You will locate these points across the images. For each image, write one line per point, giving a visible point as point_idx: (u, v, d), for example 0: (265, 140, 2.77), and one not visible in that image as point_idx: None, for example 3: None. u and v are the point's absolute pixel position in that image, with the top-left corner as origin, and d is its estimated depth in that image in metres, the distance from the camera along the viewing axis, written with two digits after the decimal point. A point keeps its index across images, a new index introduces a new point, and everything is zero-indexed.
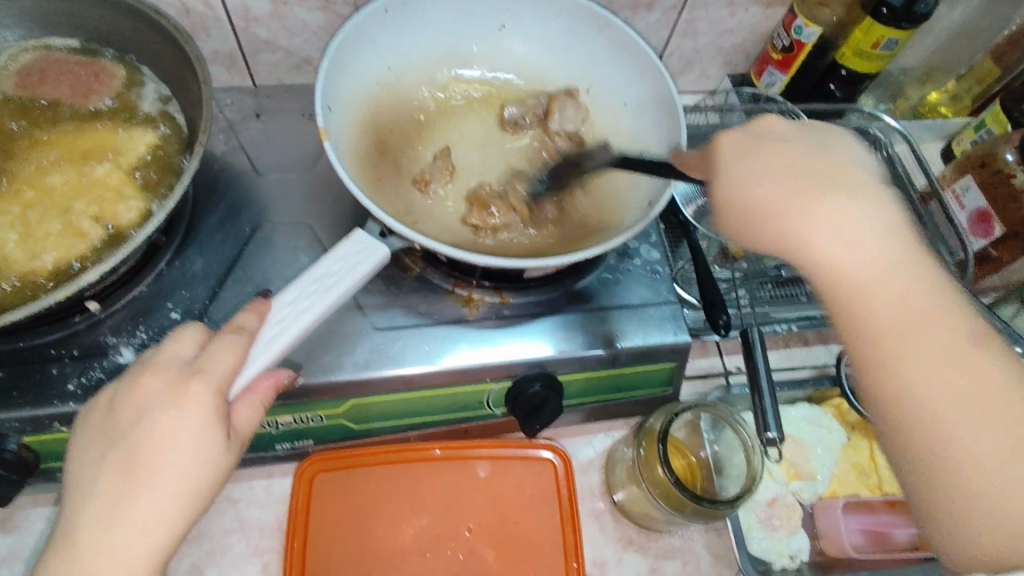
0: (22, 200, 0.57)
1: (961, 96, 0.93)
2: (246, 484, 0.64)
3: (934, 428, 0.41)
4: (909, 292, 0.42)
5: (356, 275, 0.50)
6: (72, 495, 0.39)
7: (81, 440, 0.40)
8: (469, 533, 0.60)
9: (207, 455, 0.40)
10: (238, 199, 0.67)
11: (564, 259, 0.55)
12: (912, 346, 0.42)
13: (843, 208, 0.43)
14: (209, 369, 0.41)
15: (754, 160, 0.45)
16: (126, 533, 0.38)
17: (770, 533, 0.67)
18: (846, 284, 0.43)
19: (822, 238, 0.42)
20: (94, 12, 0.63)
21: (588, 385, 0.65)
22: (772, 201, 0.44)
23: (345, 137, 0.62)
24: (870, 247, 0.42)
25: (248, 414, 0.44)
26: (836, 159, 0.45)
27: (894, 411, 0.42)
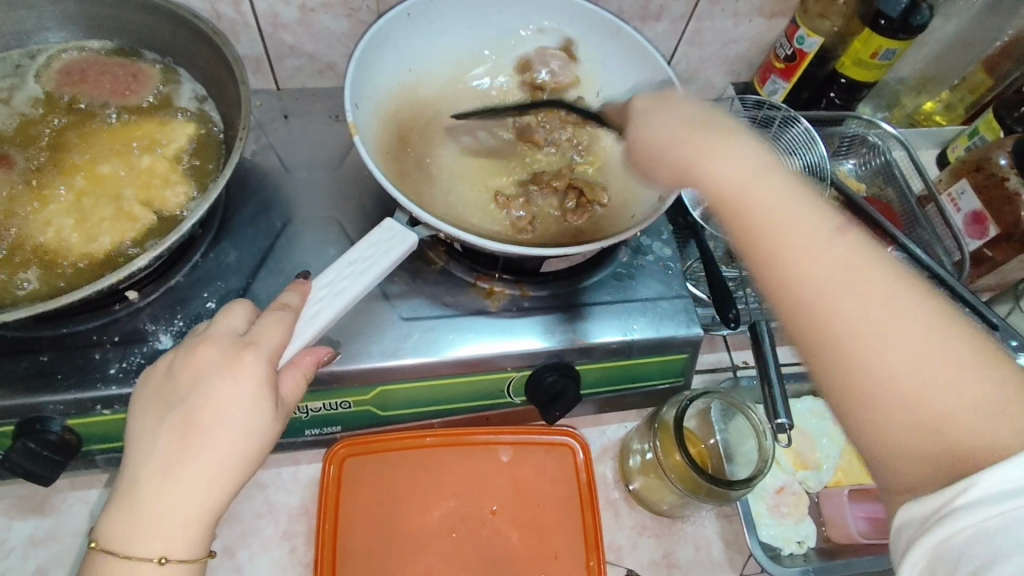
0: (75, 188, 0.60)
1: (955, 105, 0.98)
2: (275, 470, 0.66)
3: (853, 340, 0.42)
4: (776, 193, 0.46)
5: (390, 259, 0.53)
6: (132, 457, 0.41)
7: (140, 406, 0.43)
8: (492, 515, 0.63)
9: (258, 421, 0.42)
10: (268, 196, 0.69)
11: (583, 249, 0.58)
12: (805, 267, 0.44)
13: (717, 142, 0.49)
14: (259, 341, 0.44)
15: (659, 110, 0.54)
16: (183, 492, 0.40)
17: (778, 519, 0.70)
18: (728, 198, 0.47)
19: (724, 166, 0.48)
20: (135, 16, 0.66)
21: (604, 375, 0.68)
22: (662, 132, 0.52)
23: (370, 132, 0.66)
24: (757, 170, 0.48)
25: (292, 387, 0.47)
26: (719, 114, 0.52)
27: (807, 322, 0.44)
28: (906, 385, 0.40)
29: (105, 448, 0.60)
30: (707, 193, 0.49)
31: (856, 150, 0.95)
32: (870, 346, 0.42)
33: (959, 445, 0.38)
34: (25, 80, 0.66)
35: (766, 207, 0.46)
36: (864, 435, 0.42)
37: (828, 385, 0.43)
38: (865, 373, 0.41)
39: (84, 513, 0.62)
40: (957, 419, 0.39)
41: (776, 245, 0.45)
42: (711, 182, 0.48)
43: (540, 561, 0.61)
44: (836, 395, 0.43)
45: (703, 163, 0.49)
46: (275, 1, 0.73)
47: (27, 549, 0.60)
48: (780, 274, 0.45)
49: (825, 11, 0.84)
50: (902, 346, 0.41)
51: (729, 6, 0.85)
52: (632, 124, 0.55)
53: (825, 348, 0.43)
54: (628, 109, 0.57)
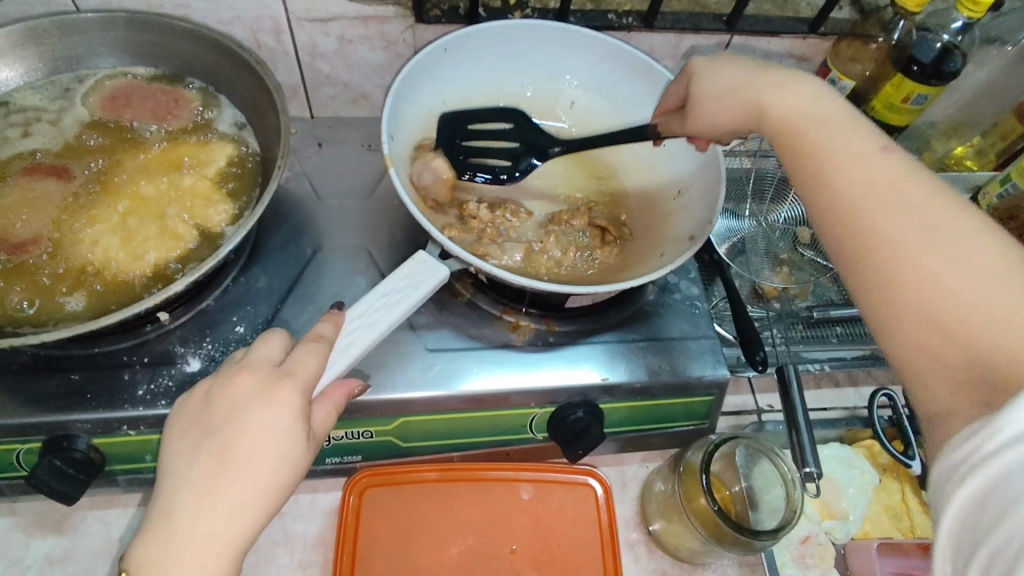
0: (120, 209, 0.62)
1: (986, 151, 0.96)
2: (292, 497, 0.66)
3: (893, 262, 0.43)
4: (833, 121, 0.50)
5: (422, 293, 0.53)
6: (164, 485, 0.41)
7: (174, 433, 0.43)
8: (512, 554, 0.61)
9: (290, 453, 0.42)
10: (300, 222, 0.70)
11: (614, 287, 0.58)
12: (860, 184, 0.46)
13: (775, 79, 0.54)
14: (295, 371, 0.44)
15: (711, 64, 0.58)
16: (212, 521, 0.40)
17: (804, 571, 0.68)
18: (790, 124, 0.52)
19: (782, 85, 0.53)
20: (183, 44, 0.68)
21: (630, 414, 0.67)
22: (735, 83, 0.55)
23: (405, 163, 0.66)
24: (815, 108, 0.51)
25: (323, 418, 0.47)
26: (777, 64, 0.56)
27: (843, 232, 0.46)
28: (915, 275, 0.42)
29: (127, 469, 0.60)
30: (768, 126, 0.53)
31: None
32: (874, 238, 0.45)
33: (992, 339, 0.38)
34: (71, 104, 0.67)
35: (831, 138, 0.49)
36: (898, 351, 0.43)
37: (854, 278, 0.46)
38: (882, 267, 0.44)
39: (103, 534, 0.62)
40: (988, 307, 0.39)
41: (804, 150, 0.50)
42: (761, 106, 0.54)
43: None
44: (875, 297, 0.44)
45: (766, 96, 0.53)
46: (316, 32, 0.75)
47: (44, 569, 0.60)
48: (808, 165, 0.50)
49: (857, 55, 0.85)
50: (914, 236, 0.43)
51: (760, 47, 0.85)
52: (695, 77, 0.58)
53: (855, 252, 0.45)
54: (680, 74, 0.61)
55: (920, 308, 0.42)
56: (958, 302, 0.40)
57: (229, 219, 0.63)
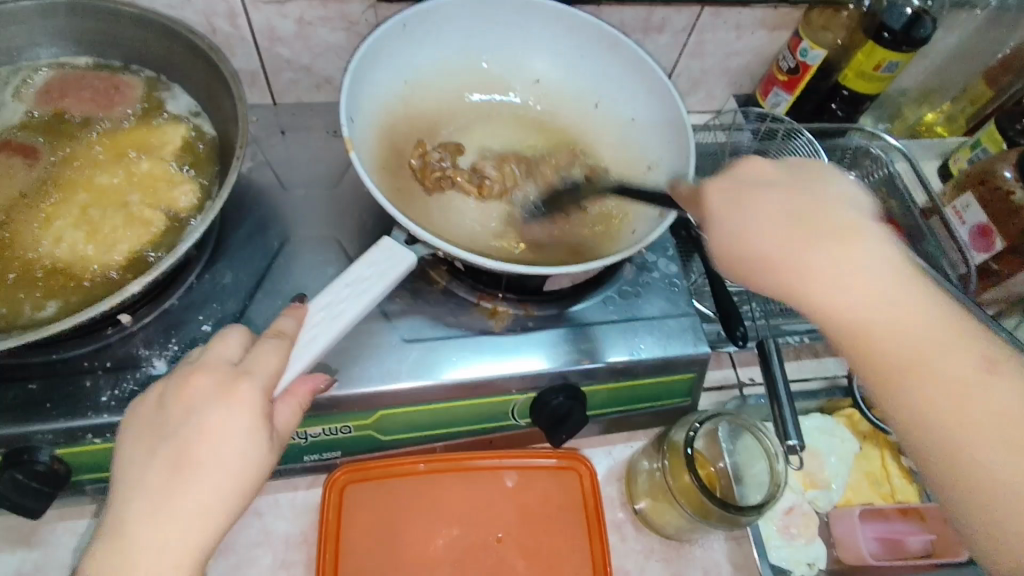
0: (77, 202, 0.59)
1: (956, 117, 0.97)
2: (272, 497, 0.64)
3: (978, 488, 0.41)
4: (913, 304, 0.44)
5: (387, 281, 0.51)
6: (121, 493, 0.40)
7: (129, 438, 0.42)
8: (498, 543, 0.61)
9: (252, 455, 0.41)
10: (266, 214, 0.68)
11: (585, 266, 0.57)
12: (963, 399, 0.42)
13: (828, 241, 0.45)
14: (254, 370, 0.43)
15: (739, 207, 0.48)
16: (173, 530, 0.39)
17: (788, 541, 0.68)
18: (869, 332, 0.44)
19: (817, 262, 0.45)
20: (127, 30, 0.64)
21: (611, 396, 0.66)
22: (762, 242, 0.47)
23: (366, 145, 0.64)
24: (857, 270, 0.45)
25: (286, 416, 0.46)
26: (817, 201, 0.47)
27: (931, 459, 0.43)
28: (972, 458, 0.41)
29: (96, 478, 0.58)
30: (818, 318, 0.46)
31: (860, 162, 0.94)
32: (933, 425, 0.43)
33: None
34: (4, 101, 0.64)
35: (888, 312, 0.44)
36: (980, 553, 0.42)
37: (933, 478, 0.44)
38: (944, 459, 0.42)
39: (74, 545, 0.60)
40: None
41: (876, 348, 0.44)
42: (808, 305, 0.46)
43: None
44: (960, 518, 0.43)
45: (811, 281, 0.45)
46: (272, 14, 0.72)
47: None
48: (880, 362, 0.44)
49: (827, 23, 0.84)
50: (965, 435, 0.42)
51: (731, 18, 0.84)
52: (716, 219, 0.49)
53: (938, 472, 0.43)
54: (698, 197, 0.51)
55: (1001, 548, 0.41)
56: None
57: (190, 207, 0.60)
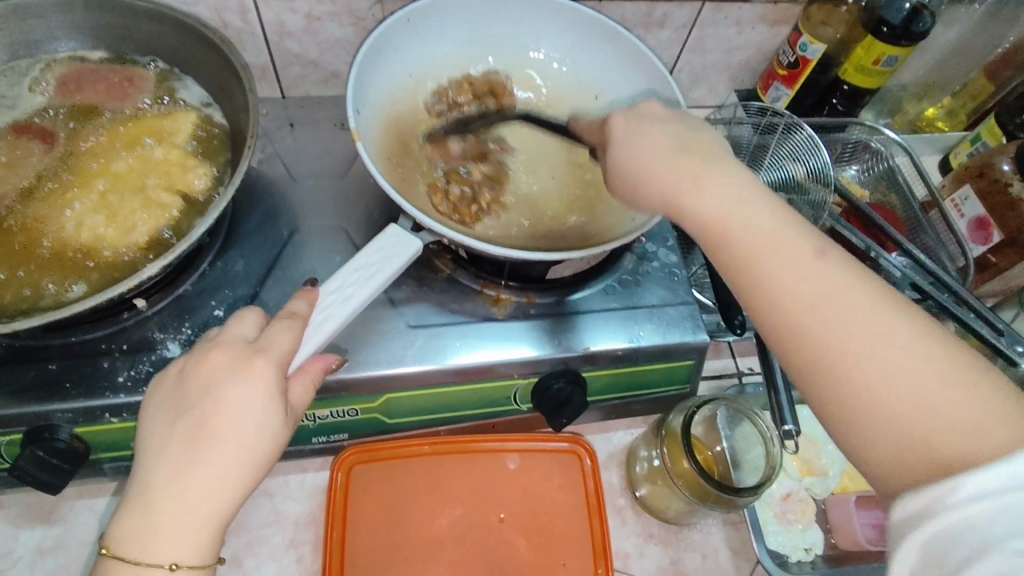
0: (95, 189, 0.61)
1: (956, 112, 0.98)
2: (281, 479, 0.66)
3: (851, 385, 0.41)
4: (762, 217, 0.47)
5: (393, 266, 0.53)
6: (143, 462, 0.42)
7: (151, 410, 0.44)
8: (500, 522, 0.62)
9: (267, 428, 0.43)
10: (275, 204, 0.70)
11: (587, 253, 0.58)
12: (793, 294, 0.44)
13: (699, 166, 0.49)
14: (269, 348, 0.45)
15: (635, 131, 0.53)
16: (192, 497, 0.40)
17: (786, 526, 0.70)
18: (716, 230, 0.47)
19: (703, 181, 0.49)
20: (142, 25, 0.66)
21: (610, 382, 0.68)
22: (640, 164, 0.51)
23: (373, 137, 0.66)
24: (732, 186, 0.48)
25: (300, 393, 0.48)
26: (702, 134, 0.52)
27: (799, 358, 0.44)
28: (859, 353, 0.41)
29: (113, 457, 0.60)
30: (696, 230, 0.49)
31: (859, 156, 0.96)
32: (796, 322, 0.44)
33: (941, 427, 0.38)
34: (23, 93, 0.66)
35: (748, 219, 0.47)
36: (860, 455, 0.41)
37: (803, 377, 0.44)
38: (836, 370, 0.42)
39: (91, 523, 0.62)
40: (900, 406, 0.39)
41: (760, 263, 0.45)
42: (698, 217, 0.48)
43: (548, 569, 0.61)
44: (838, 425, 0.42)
45: (686, 193, 0.48)
46: (282, 10, 0.74)
47: (35, 559, 0.60)
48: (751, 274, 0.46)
49: (827, 18, 0.85)
50: (846, 332, 0.42)
51: (732, 13, 0.85)
52: (613, 142, 0.54)
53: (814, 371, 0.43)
54: (605, 127, 0.57)
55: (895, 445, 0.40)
56: (926, 433, 0.38)
57: (202, 191, 0.62)
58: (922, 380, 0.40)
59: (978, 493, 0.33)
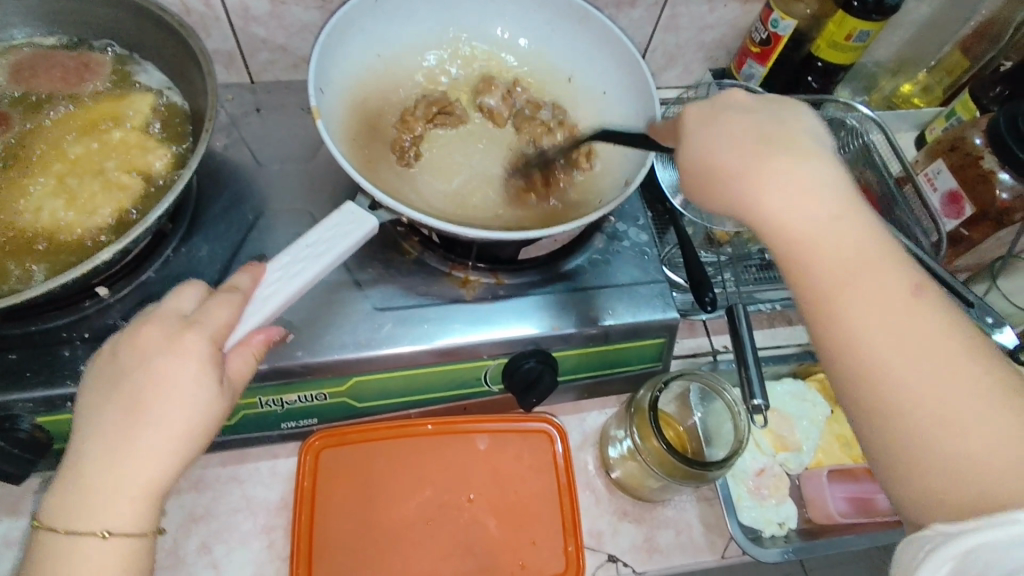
0: (52, 175, 0.60)
1: (932, 87, 0.98)
2: (252, 465, 0.66)
3: (925, 419, 0.39)
4: (858, 236, 0.43)
5: (346, 241, 0.53)
6: (82, 434, 0.43)
7: (88, 384, 0.45)
8: (469, 502, 0.63)
9: (200, 400, 0.44)
10: (241, 189, 0.69)
11: (547, 231, 0.57)
12: (884, 324, 0.41)
13: (771, 163, 0.45)
14: (204, 320, 0.46)
15: (712, 128, 0.48)
16: (126, 466, 0.42)
17: (759, 501, 0.70)
18: (795, 240, 0.44)
19: (771, 179, 0.44)
20: (99, 9, 0.65)
21: (581, 362, 0.68)
22: (708, 158, 0.47)
23: (336, 118, 0.65)
24: (800, 187, 0.44)
25: (241, 365, 0.48)
26: (786, 127, 0.47)
27: (858, 386, 0.42)
28: (904, 388, 0.40)
29: None
30: (768, 237, 0.45)
31: (835, 133, 0.96)
32: (858, 340, 0.42)
33: (988, 465, 0.37)
34: None
35: (819, 234, 0.43)
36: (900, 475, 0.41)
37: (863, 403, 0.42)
38: (877, 391, 0.41)
39: None
40: (971, 448, 0.38)
41: (813, 261, 0.43)
42: (761, 221, 0.45)
43: (516, 547, 0.61)
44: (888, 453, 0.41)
45: (753, 186, 0.45)
46: None
47: (1, 551, 0.59)
48: (821, 295, 0.43)
49: None
50: (910, 372, 0.40)
51: None
52: (684, 142, 0.49)
53: (874, 398, 0.41)
54: (679, 125, 0.51)
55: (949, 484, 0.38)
56: (976, 475, 0.37)
57: (161, 173, 0.62)
58: (979, 426, 0.38)
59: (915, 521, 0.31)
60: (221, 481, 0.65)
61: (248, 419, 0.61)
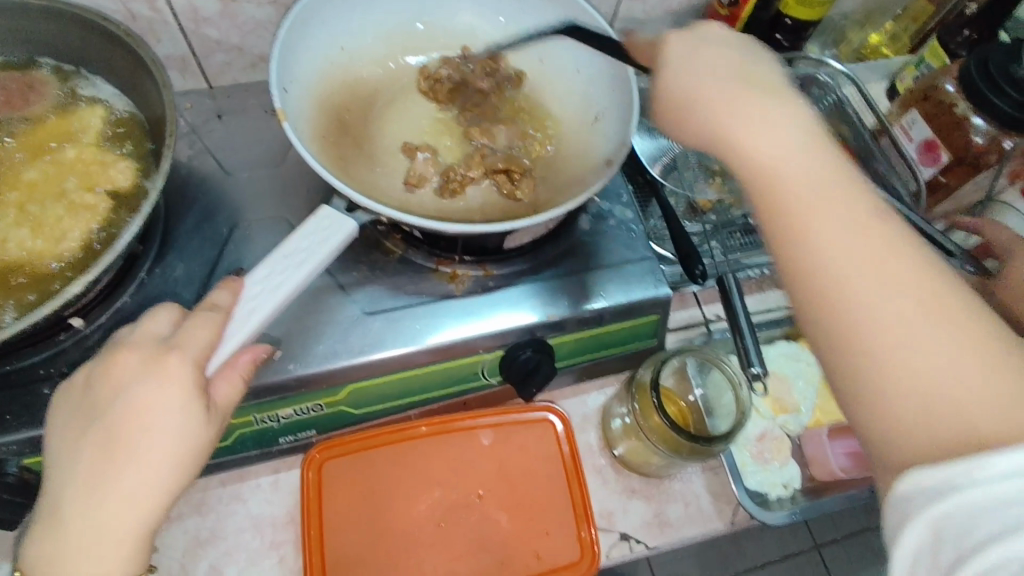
0: (9, 205, 0.57)
1: (899, 36, 0.98)
2: (254, 483, 0.65)
3: (885, 358, 0.38)
4: (827, 172, 0.43)
5: (324, 251, 0.51)
6: (58, 477, 0.43)
7: (59, 420, 0.45)
8: (479, 499, 0.62)
9: (190, 429, 0.43)
10: (211, 200, 0.66)
11: (532, 221, 0.56)
12: (848, 259, 0.40)
13: (761, 102, 0.45)
14: (184, 344, 0.45)
15: (690, 60, 0.48)
16: (107, 507, 0.41)
17: (763, 466, 0.71)
18: (765, 167, 0.43)
19: (744, 120, 0.44)
20: (37, 24, 0.61)
21: (577, 346, 0.67)
22: (695, 88, 0.47)
23: (303, 116, 0.63)
24: (774, 118, 0.44)
25: (228, 391, 0.47)
26: (763, 64, 0.48)
27: (844, 351, 0.39)
28: (873, 335, 0.38)
29: None
30: (739, 168, 0.45)
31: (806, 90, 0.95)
32: (819, 267, 0.41)
33: (957, 403, 0.35)
34: None
35: (797, 167, 0.43)
36: (866, 420, 0.39)
37: (829, 350, 0.41)
38: (859, 337, 0.39)
39: None
40: (946, 389, 0.36)
41: (781, 181, 0.43)
42: (747, 160, 0.44)
43: (530, 538, 0.61)
44: (852, 396, 0.39)
45: (739, 125, 0.44)
46: None
47: None
48: (789, 248, 0.42)
49: None
50: (901, 312, 0.38)
51: None
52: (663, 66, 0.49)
53: (841, 347, 0.40)
54: (658, 48, 0.51)
55: (924, 416, 0.36)
56: (944, 405, 0.36)
57: (126, 187, 0.59)
58: (961, 372, 0.36)
59: (1001, 473, 0.31)
60: (223, 501, 0.63)
61: (246, 437, 0.60)
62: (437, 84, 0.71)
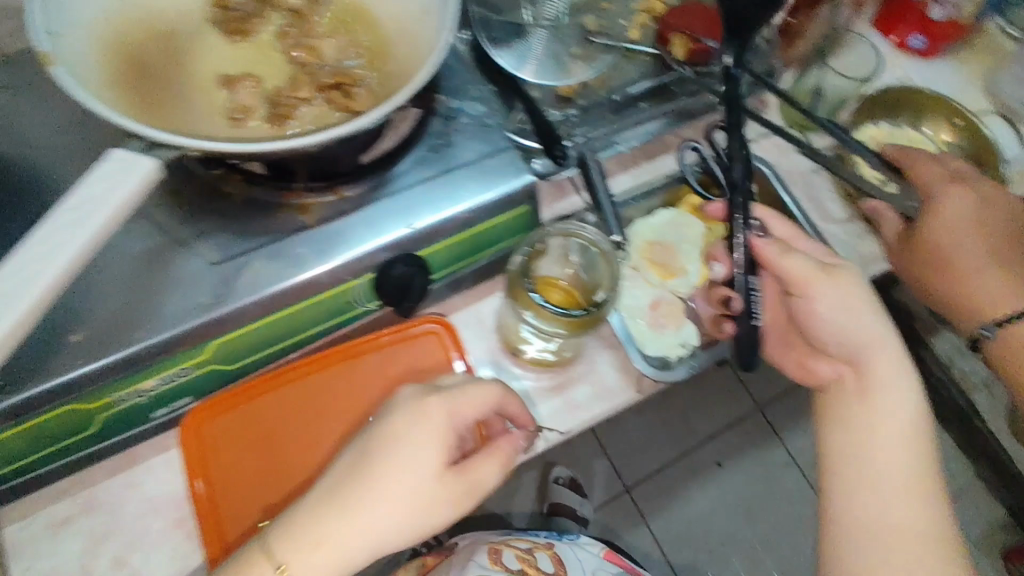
0: None
1: None
2: (144, 467, 0.61)
3: (864, 524, 0.56)
4: (894, 373, 0.59)
5: (118, 198, 0.46)
6: (315, 502, 0.50)
7: (323, 485, 0.52)
8: (372, 421, 0.63)
9: (415, 481, 0.50)
10: (21, 183, 0.60)
11: (353, 125, 0.51)
12: (884, 462, 0.57)
13: (834, 275, 0.62)
14: (439, 392, 0.54)
15: (787, 256, 0.63)
16: (315, 560, 0.49)
17: (659, 332, 0.72)
18: (846, 345, 0.61)
19: (821, 293, 0.62)
20: None
21: (452, 253, 0.65)
22: (799, 276, 0.62)
23: (88, 61, 0.55)
24: (846, 297, 0.61)
25: (490, 471, 0.54)
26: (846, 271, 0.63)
27: (853, 472, 0.58)
28: (867, 498, 0.57)
29: None
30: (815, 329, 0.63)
31: None
32: (861, 475, 0.57)
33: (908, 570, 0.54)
34: None
35: (846, 323, 0.61)
36: (854, 554, 0.56)
37: (840, 482, 0.58)
38: (855, 467, 0.58)
39: None
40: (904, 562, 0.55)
41: (818, 335, 0.63)
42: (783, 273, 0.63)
43: None
44: (837, 542, 0.57)
45: (814, 288, 0.62)
46: None
47: None
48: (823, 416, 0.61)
49: None
50: (897, 502, 0.56)
51: None
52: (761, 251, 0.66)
53: (860, 487, 0.57)
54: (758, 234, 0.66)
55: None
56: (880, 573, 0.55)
57: None
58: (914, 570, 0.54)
59: None
60: (113, 493, 0.60)
61: (113, 420, 0.57)
62: (227, 13, 0.65)
